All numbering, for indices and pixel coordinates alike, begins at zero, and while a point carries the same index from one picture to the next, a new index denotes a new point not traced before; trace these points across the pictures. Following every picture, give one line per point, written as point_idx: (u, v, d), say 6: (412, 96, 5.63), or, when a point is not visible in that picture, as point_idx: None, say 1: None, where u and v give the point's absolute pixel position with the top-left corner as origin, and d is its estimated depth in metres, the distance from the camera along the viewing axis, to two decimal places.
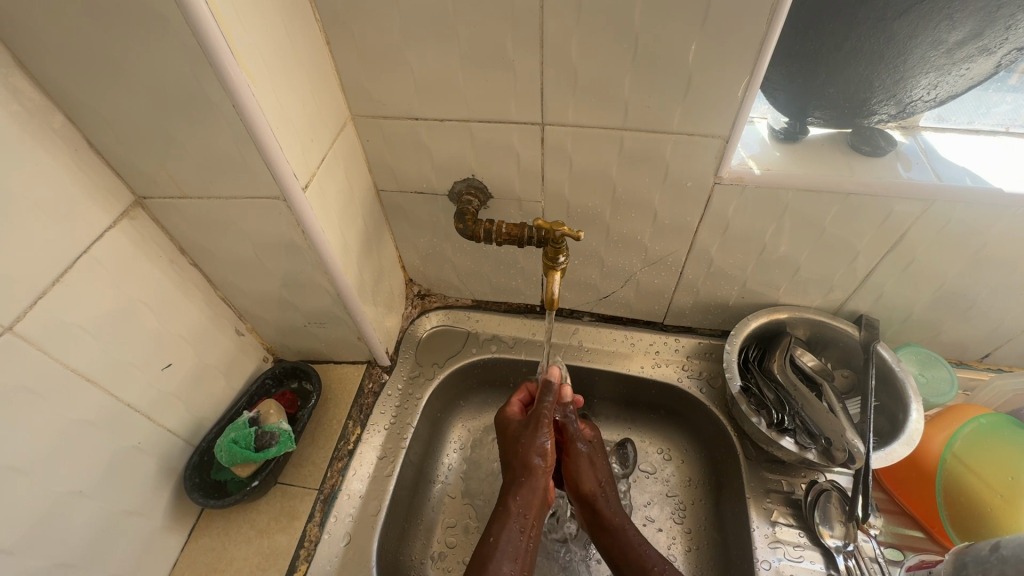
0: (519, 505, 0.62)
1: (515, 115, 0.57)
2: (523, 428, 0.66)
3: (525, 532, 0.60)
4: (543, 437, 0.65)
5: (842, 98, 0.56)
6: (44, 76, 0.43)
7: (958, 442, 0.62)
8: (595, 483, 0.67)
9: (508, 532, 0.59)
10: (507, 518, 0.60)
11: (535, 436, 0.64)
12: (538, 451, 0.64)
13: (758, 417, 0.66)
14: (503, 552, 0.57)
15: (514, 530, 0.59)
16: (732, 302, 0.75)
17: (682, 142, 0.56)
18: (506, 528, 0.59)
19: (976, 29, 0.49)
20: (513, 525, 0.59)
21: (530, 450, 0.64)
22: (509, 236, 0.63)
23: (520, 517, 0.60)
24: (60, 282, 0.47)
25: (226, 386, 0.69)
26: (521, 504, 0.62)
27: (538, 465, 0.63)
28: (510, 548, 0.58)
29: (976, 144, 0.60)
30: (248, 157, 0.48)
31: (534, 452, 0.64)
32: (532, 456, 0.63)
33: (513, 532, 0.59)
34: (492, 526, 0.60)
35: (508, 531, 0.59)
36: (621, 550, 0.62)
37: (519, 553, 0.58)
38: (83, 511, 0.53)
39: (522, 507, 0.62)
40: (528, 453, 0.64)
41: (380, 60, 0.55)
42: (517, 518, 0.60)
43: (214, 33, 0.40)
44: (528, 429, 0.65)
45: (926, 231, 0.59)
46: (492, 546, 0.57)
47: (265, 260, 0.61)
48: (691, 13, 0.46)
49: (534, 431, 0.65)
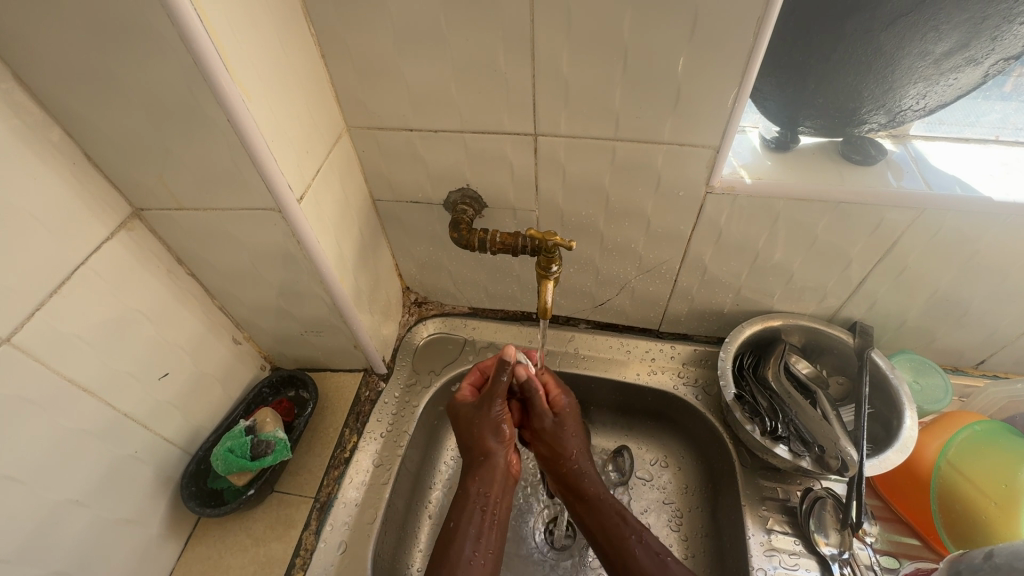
0: (479, 487, 0.64)
1: (508, 126, 0.58)
2: (476, 411, 0.67)
3: (487, 510, 0.63)
4: (498, 419, 0.66)
5: (832, 108, 0.57)
6: (43, 92, 0.44)
7: (952, 449, 0.63)
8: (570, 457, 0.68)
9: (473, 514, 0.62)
10: (469, 502, 0.63)
11: (488, 419, 0.66)
12: (492, 429, 0.66)
13: (752, 425, 0.66)
14: (465, 533, 0.60)
15: (474, 511, 0.62)
16: (727, 310, 0.76)
17: (673, 152, 0.56)
18: (467, 511, 0.62)
19: (962, 40, 0.49)
20: (474, 506, 0.63)
21: (484, 433, 0.66)
22: (503, 245, 0.64)
23: (480, 498, 0.64)
24: (58, 293, 0.48)
25: (223, 394, 0.69)
26: (480, 483, 0.64)
27: (495, 445, 0.66)
28: (472, 528, 0.61)
29: (964, 154, 0.60)
30: (243, 170, 0.49)
31: (488, 434, 0.66)
32: (486, 439, 0.66)
33: (473, 513, 0.62)
34: (453, 510, 0.63)
35: (469, 512, 0.62)
36: (599, 524, 0.63)
37: (481, 531, 0.61)
38: (80, 520, 0.53)
39: (482, 488, 0.64)
40: (484, 437, 0.66)
41: (374, 73, 0.56)
42: (477, 499, 0.63)
43: (210, 49, 0.40)
44: (479, 412, 0.67)
45: (917, 239, 0.59)
46: (452, 530, 0.61)
47: (262, 270, 0.61)
48: (679, 26, 0.47)
49: (487, 411, 0.66)
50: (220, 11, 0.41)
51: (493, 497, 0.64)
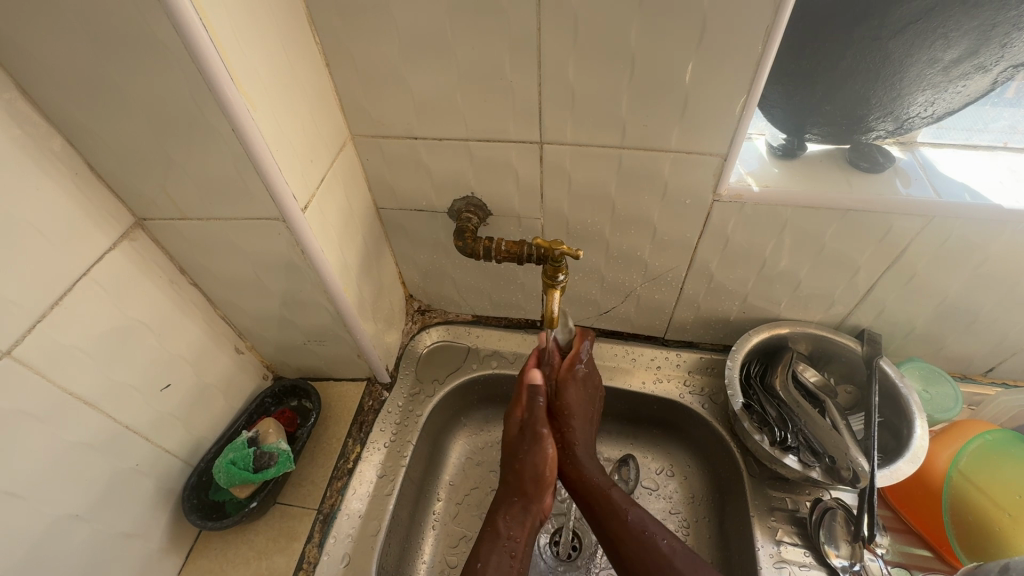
0: (509, 524, 0.60)
1: (513, 134, 0.58)
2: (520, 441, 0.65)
3: (516, 555, 0.58)
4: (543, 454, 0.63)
5: (839, 115, 0.56)
6: (46, 102, 0.44)
7: (964, 459, 0.62)
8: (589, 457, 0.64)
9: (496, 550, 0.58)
10: (498, 540, 0.59)
11: (529, 450, 0.63)
12: (533, 465, 0.63)
13: (760, 435, 0.65)
14: None
15: (503, 554, 0.57)
16: (733, 317, 0.75)
17: (680, 160, 0.56)
18: (496, 553, 0.57)
19: (971, 47, 0.49)
20: (502, 548, 0.58)
21: (529, 467, 0.63)
22: (508, 253, 0.63)
23: (509, 540, 0.59)
24: (60, 305, 0.47)
25: (225, 405, 0.69)
26: (511, 522, 0.60)
27: (535, 488, 0.62)
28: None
29: (973, 161, 0.59)
30: (247, 179, 0.48)
31: (530, 469, 0.62)
32: (527, 475, 0.63)
33: (502, 559, 0.57)
34: (480, 548, 0.58)
35: (497, 553, 0.57)
36: (623, 533, 0.58)
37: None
38: (79, 534, 0.52)
39: (513, 528, 0.60)
40: (525, 471, 0.63)
41: (379, 82, 0.56)
42: (507, 540, 0.59)
43: (214, 59, 0.40)
44: (525, 445, 0.64)
45: (926, 246, 0.59)
46: (479, 572, 0.55)
47: (265, 279, 0.61)
48: (687, 34, 0.46)
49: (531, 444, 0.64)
50: (225, 20, 0.41)
51: (523, 539, 0.60)
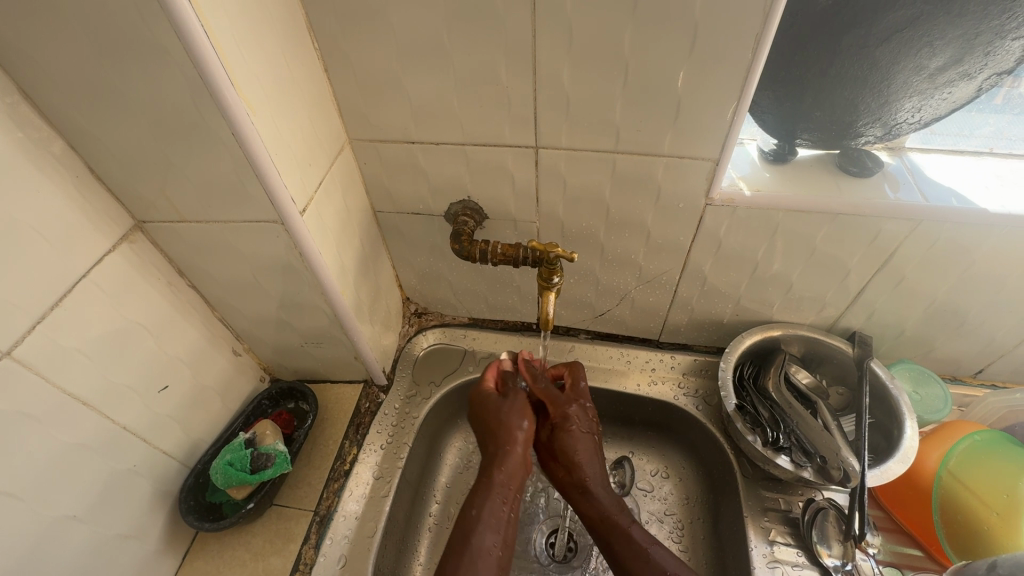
0: (501, 472, 0.62)
1: (509, 138, 0.58)
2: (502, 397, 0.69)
3: (507, 502, 0.60)
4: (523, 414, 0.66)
5: (828, 121, 0.57)
6: (48, 106, 0.44)
7: (952, 459, 0.63)
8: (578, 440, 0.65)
9: (493, 492, 0.60)
10: (491, 488, 0.61)
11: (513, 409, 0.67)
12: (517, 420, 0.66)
13: (753, 435, 0.67)
14: (485, 524, 0.58)
15: (497, 501, 0.60)
16: (726, 320, 0.76)
17: (673, 164, 0.57)
18: (489, 499, 0.60)
19: (955, 55, 0.50)
20: (496, 495, 0.60)
21: (512, 425, 0.65)
22: (504, 256, 0.64)
23: (502, 489, 0.61)
24: (59, 306, 0.48)
25: (222, 407, 0.69)
26: (504, 474, 0.62)
27: (519, 437, 0.64)
28: (494, 518, 0.59)
29: (960, 166, 0.61)
30: (246, 182, 0.49)
31: (515, 425, 0.65)
32: (513, 431, 0.64)
33: (494, 504, 0.60)
34: (474, 497, 0.60)
35: (490, 501, 0.60)
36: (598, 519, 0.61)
37: (501, 524, 0.59)
38: (76, 536, 0.53)
39: (504, 480, 0.62)
40: (511, 428, 0.65)
41: (377, 87, 0.57)
42: (499, 490, 0.61)
43: (215, 64, 0.41)
44: (505, 401, 0.68)
45: (915, 249, 0.60)
46: (474, 518, 0.58)
47: (263, 282, 0.61)
48: (679, 41, 0.47)
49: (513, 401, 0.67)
50: (225, 27, 0.41)
51: (514, 489, 0.61)
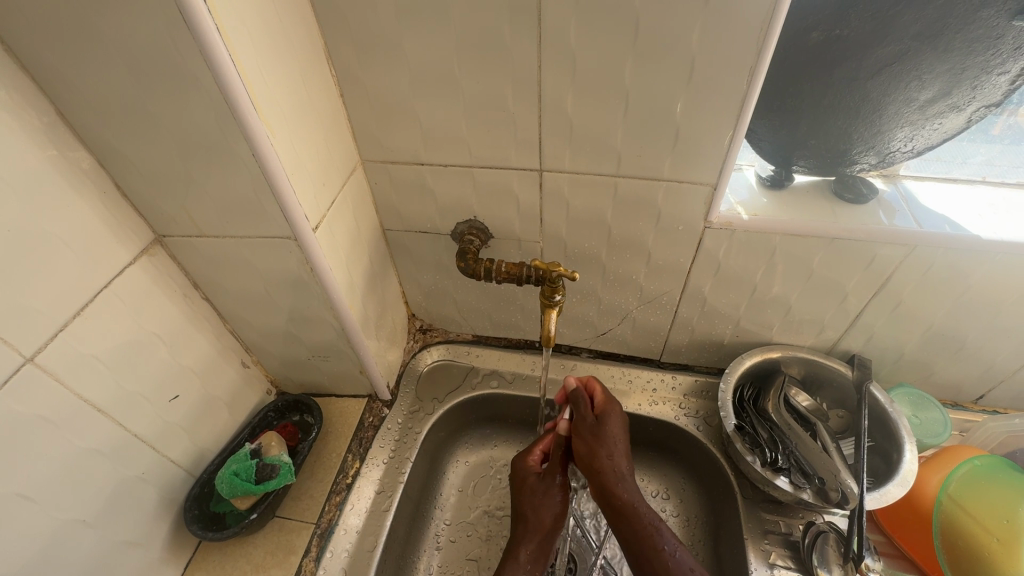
0: (529, 554, 0.64)
1: (515, 161, 0.61)
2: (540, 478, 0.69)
3: None
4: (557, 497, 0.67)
5: (824, 149, 0.59)
6: (82, 126, 0.47)
7: (952, 484, 0.63)
8: (604, 458, 0.66)
9: (520, 572, 0.62)
10: (517, 569, 0.62)
11: (551, 497, 0.67)
12: (552, 508, 0.66)
13: (752, 456, 0.66)
14: None
15: None
16: (727, 341, 0.77)
17: (672, 189, 0.59)
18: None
19: (944, 89, 0.52)
20: (520, 573, 0.62)
21: (545, 510, 0.66)
22: (508, 274, 0.66)
23: (528, 568, 0.62)
24: (80, 315, 0.50)
25: (229, 418, 0.70)
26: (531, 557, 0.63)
27: (550, 519, 0.66)
28: None
29: (952, 193, 0.62)
30: (263, 200, 0.51)
31: (546, 511, 0.66)
32: (545, 516, 0.66)
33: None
34: (501, 575, 0.62)
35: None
36: (634, 537, 0.61)
37: None
38: (85, 541, 0.54)
39: (531, 558, 0.63)
40: (542, 513, 0.66)
41: (389, 113, 0.59)
42: (526, 571, 0.62)
43: (240, 89, 0.43)
44: (542, 483, 0.68)
45: (910, 275, 0.61)
46: None
47: (274, 295, 0.63)
48: (678, 72, 0.50)
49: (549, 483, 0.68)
50: (250, 55, 0.44)
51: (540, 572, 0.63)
